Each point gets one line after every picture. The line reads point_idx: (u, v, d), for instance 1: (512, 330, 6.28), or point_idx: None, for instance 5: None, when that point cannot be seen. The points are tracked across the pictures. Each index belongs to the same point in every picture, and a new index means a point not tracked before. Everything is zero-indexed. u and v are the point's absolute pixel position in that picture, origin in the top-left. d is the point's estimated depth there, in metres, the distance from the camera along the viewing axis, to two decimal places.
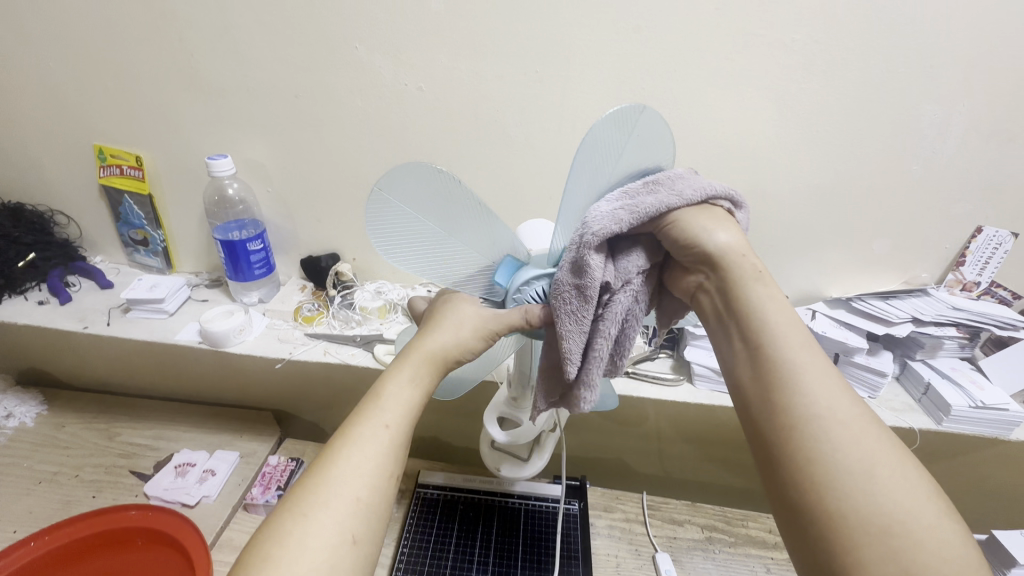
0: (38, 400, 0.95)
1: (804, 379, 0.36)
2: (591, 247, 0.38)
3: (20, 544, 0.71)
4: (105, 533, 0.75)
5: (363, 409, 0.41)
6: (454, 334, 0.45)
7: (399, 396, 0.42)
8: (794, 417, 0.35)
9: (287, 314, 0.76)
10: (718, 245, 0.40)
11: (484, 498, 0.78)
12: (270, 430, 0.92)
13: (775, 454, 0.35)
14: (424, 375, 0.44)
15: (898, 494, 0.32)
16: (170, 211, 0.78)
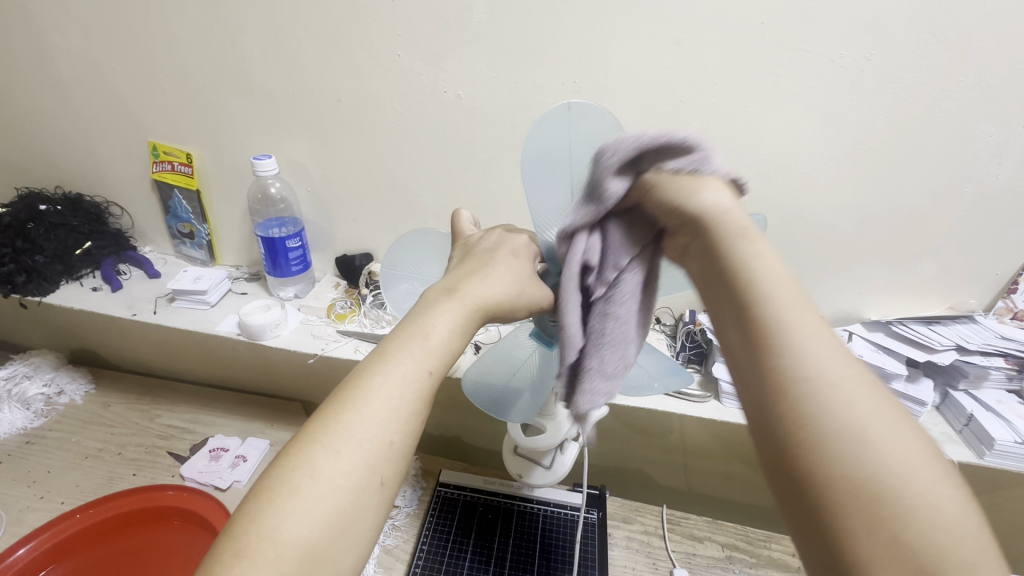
0: (87, 379, 1.01)
1: (765, 276, 0.32)
2: (611, 169, 0.37)
3: (67, 514, 0.76)
4: (144, 511, 0.80)
5: (405, 344, 0.40)
6: (498, 287, 0.43)
7: (444, 340, 0.41)
8: (754, 309, 0.31)
9: (320, 310, 0.77)
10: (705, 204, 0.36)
11: (503, 502, 0.79)
12: (299, 421, 0.95)
13: (744, 368, 0.31)
14: (472, 320, 0.42)
15: (839, 384, 0.28)
16: (215, 206, 0.81)
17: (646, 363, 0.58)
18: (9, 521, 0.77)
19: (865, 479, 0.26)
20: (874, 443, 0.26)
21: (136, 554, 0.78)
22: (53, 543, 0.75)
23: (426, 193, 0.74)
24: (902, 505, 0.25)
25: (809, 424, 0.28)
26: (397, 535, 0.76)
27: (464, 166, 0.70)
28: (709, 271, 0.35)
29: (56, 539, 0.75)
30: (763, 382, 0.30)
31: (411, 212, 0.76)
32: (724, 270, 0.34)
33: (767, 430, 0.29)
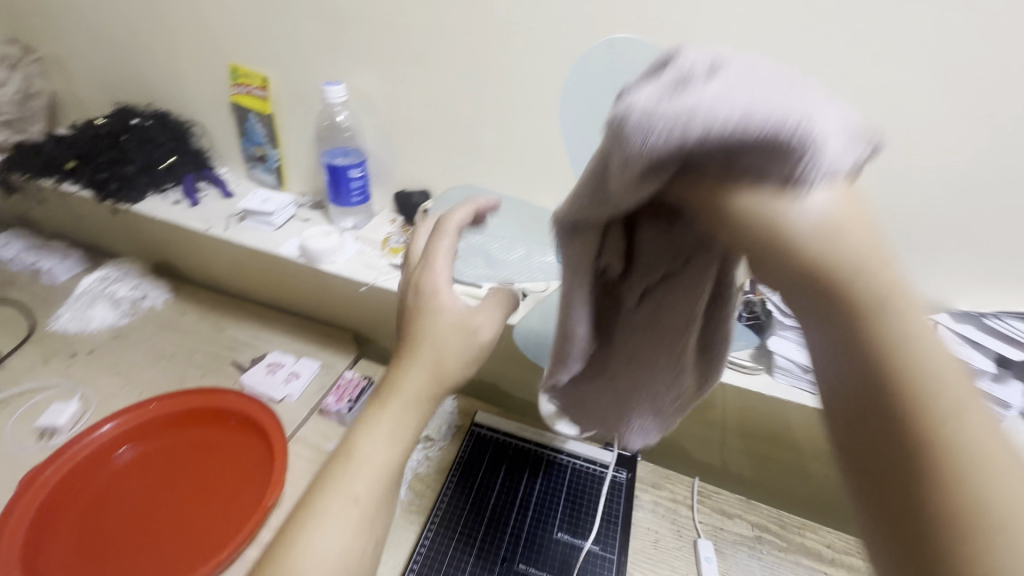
0: (166, 288, 1.11)
1: (911, 330, 0.25)
2: (641, 151, 0.26)
3: (140, 403, 0.81)
4: (207, 410, 0.83)
5: (335, 476, 0.42)
6: (439, 357, 0.43)
7: (375, 457, 0.42)
8: (893, 363, 0.25)
9: (376, 242, 0.79)
10: (818, 222, 0.26)
11: (534, 449, 0.80)
12: (349, 349, 1.00)
13: (869, 428, 0.25)
14: (407, 427, 0.43)
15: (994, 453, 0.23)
16: (286, 132, 0.83)
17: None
18: (99, 402, 0.87)
19: None
20: None
21: (196, 449, 0.81)
22: (124, 428, 0.80)
23: (488, 133, 0.72)
24: None
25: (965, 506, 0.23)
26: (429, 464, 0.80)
27: (529, 105, 0.68)
28: (828, 314, 0.27)
29: (128, 424, 0.80)
30: (890, 450, 0.24)
31: (471, 152, 0.75)
32: (849, 327, 0.26)
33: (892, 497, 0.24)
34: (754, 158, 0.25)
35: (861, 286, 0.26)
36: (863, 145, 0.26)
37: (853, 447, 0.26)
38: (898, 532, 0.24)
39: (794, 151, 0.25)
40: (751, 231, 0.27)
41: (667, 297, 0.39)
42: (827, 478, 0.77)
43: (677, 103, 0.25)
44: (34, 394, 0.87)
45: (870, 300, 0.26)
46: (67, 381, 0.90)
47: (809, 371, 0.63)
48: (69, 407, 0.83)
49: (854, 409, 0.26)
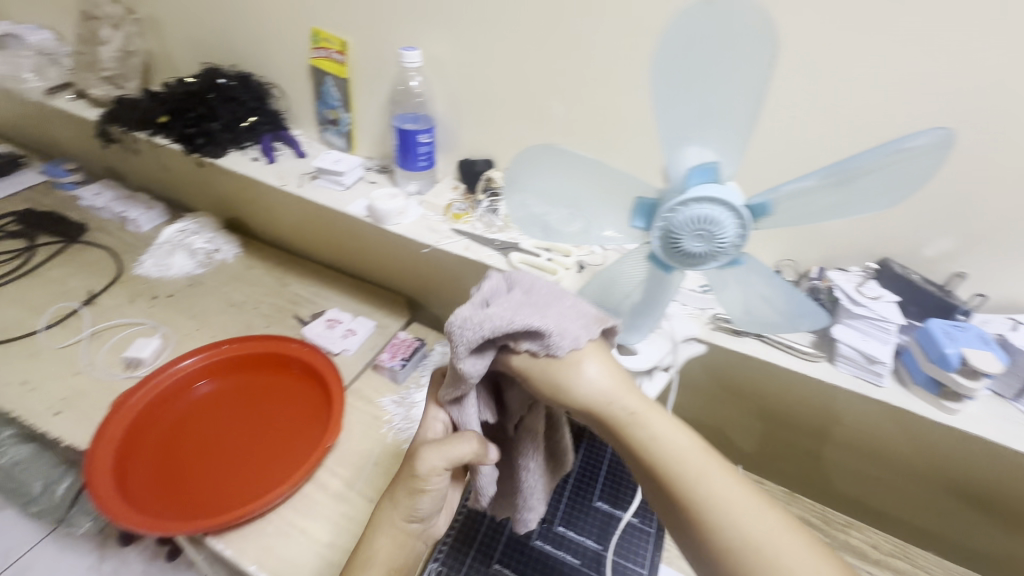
0: (235, 243, 1.17)
1: (660, 439, 0.48)
2: (463, 352, 0.48)
3: (215, 344, 0.86)
4: (273, 355, 0.88)
5: (356, 562, 0.55)
6: (394, 539, 0.56)
7: (378, 569, 0.54)
8: (653, 462, 0.48)
9: (437, 207, 0.81)
10: (601, 387, 0.51)
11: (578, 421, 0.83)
12: (401, 312, 1.04)
13: (664, 507, 0.47)
14: (383, 573, 0.54)
15: (718, 491, 0.45)
16: (359, 97, 0.86)
17: (771, 296, 0.56)
18: (177, 341, 0.94)
19: (748, 545, 0.43)
20: (744, 530, 0.43)
21: (262, 390, 0.86)
22: (199, 365, 0.85)
23: (556, 104, 0.72)
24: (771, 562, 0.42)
25: (711, 529, 0.44)
26: None
27: (600, 76, 0.67)
28: (619, 440, 0.50)
29: (203, 362, 0.86)
30: (676, 516, 0.46)
31: (538, 123, 0.75)
32: (631, 441, 0.49)
33: (689, 539, 0.45)
34: (526, 344, 0.50)
35: (626, 413, 0.50)
36: (567, 345, 0.50)
37: (662, 506, 0.48)
38: (695, 553, 0.45)
39: (544, 342, 0.49)
40: (546, 376, 0.50)
41: (524, 431, 0.58)
42: (879, 482, 0.74)
43: (486, 314, 0.48)
44: (122, 329, 0.95)
45: (630, 418, 0.50)
46: (149, 320, 0.97)
47: (874, 362, 0.61)
48: (152, 343, 0.90)
49: (657, 499, 0.48)
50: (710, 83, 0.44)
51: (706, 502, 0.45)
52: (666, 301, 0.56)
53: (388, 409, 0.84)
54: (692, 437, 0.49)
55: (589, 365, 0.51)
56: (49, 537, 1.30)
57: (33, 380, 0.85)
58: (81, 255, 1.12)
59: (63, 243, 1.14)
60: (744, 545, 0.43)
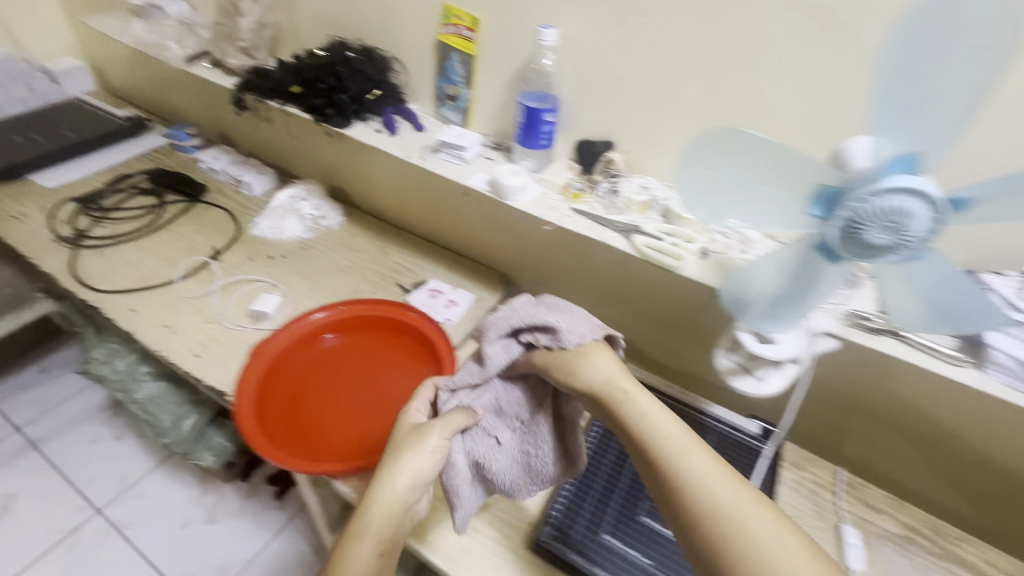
0: (339, 211, 1.24)
1: (645, 414, 0.57)
2: (495, 336, 0.66)
3: (336, 304, 0.92)
4: (385, 319, 0.92)
5: (358, 521, 0.59)
6: (395, 490, 0.61)
7: (382, 518, 0.59)
8: (639, 434, 0.56)
9: (556, 187, 0.82)
10: (597, 377, 0.61)
11: (678, 408, 0.84)
12: (497, 287, 1.08)
13: (649, 475, 0.54)
14: (383, 527, 0.59)
15: (695, 466, 0.52)
16: (482, 74, 0.87)
17: (932, 294, 0.54)
18: (294, 299, 1.01)
19: (720, 514, 0.48)
20: (715, 497, 0.49)
21: (375, 350, 0.91)
22: (318, 324, 0.91)
23: (693, 88, 0.71)
24: (739, 529, 0.47)
25: (687, 495, 0.50)
26: None
27: (747, 60, 0.66)
28: (612, 419, 0.59)
29: (322, 321, 0.91)
30: (657, 484, 0.53)
31: (668, 107, 0.74)
32: (619, 415, 0.58)
33: (669, 507, 0.51)
34: (545, 341, 0.65)
35: (620, 393, 0.59)
36: (579, 340, 0.64)
37: (643, 473, 0.55)
38: (674, 520, 0.51)
39: (557, 335, 0.64)
40: (556, 363, 0.63)
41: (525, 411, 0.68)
42: (1002, 493, 0.72)
43: (516, 316, 0.67)
44: (245, 285, 1.03)
45: (623, 398, 0.59)
46: (268, 278, 1.05)
47: None
48: (275, 299, 0.97)
49: (644, 470, 0.55)
50: (927, 74, 0.46)
51: (683, 473, 0.51)
52: (817, 293, 0.55)
53: None
54: (677, 421, 0.56)
55: (596, 359, 0.63)
56: (159, 468, 1.44)
57: (174, 325, 0.94)
58: (203, 213, 1.20)
59: (187, 202, 1.23)
60: (713, 511, 0.48)
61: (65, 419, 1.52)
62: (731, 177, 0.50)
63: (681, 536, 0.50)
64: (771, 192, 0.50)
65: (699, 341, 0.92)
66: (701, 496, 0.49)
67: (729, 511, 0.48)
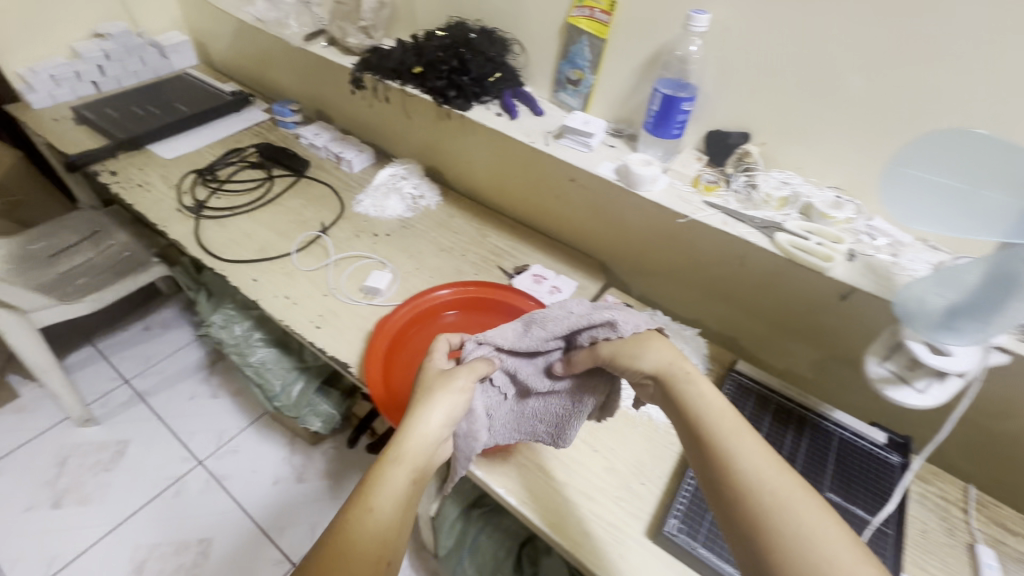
0: (437, 191, 1.25)
1: (700, 399, 0.60)
2: (550, 322, 0.72)
3: (462, 283, 0.95)
4: (500, 303, 0.95)
5: (391, 446, 0.63)
6: (428, 426, 0.66)
7: (415, 448, 0.64)
8: (694, 416, 0.59)
9: (685, 178, 0.80)
10: (649, 369, 0.65)
11: (798, 409, 0.81)
12: (597, 275, 1.07)
13: (699, 455, 0.57)
14: (416, 455, 0.64)
15: (746, 448, 0.55)
16: (611, 58, 0.85)
17: None
18: (401, 277, 1.04)
19: (763, 489, 0.51)
20: (761, 474, 0.52)
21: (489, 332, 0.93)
22: (436, 303, 0.94)
23: (856, 79, 0.67)
24: (776, 501, 0.50)
25: (739, 475, 0.53)
26: None
27: (929, 51, 0.61)
28: (668, 399, 0.63)
29: (438, 300, 0.95)
30: (707, 463, 0.56)
31: (822, 99, 0.70)
32: (676, 398, 0.62)
33: (716, 485, 0.54)
34: (599, 333, 0.69)
35: (679, 377, 0.63)
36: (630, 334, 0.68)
37: (693, 455, 0.58)
38: (720, 499, 0.53)
39: (614, 330, 0.69)
40: (609, 352, 0.68)
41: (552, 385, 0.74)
42: None
43: (579, 308, 0.73)
44: (355, 261, 1.06)
45: (683, 383, 0.63)
46: (376, 255, 1.08)
47: None
48: (386, 276, 1.00)
49: (692, 450, 0.58)
50: None
51: (736, 454, 0.54)
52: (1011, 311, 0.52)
53: None
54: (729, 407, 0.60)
55: (655, 346, 0.67)
56: (251, 427, 1.53)
57: (294, 296, 0.98)
58: (308, 189, 1.25)
59: (293, 177, 1.27)
60: (765, 492, 0.51)
61: (167, 374, 1.64)
62: (950, 187, 0.55)
63: (722, 512, 0.53)
64: (994, 199, 0.52)
65: (817, 342, 0.90)
66: (751, 478, 0.52)
67: (771, 486, 0.51)
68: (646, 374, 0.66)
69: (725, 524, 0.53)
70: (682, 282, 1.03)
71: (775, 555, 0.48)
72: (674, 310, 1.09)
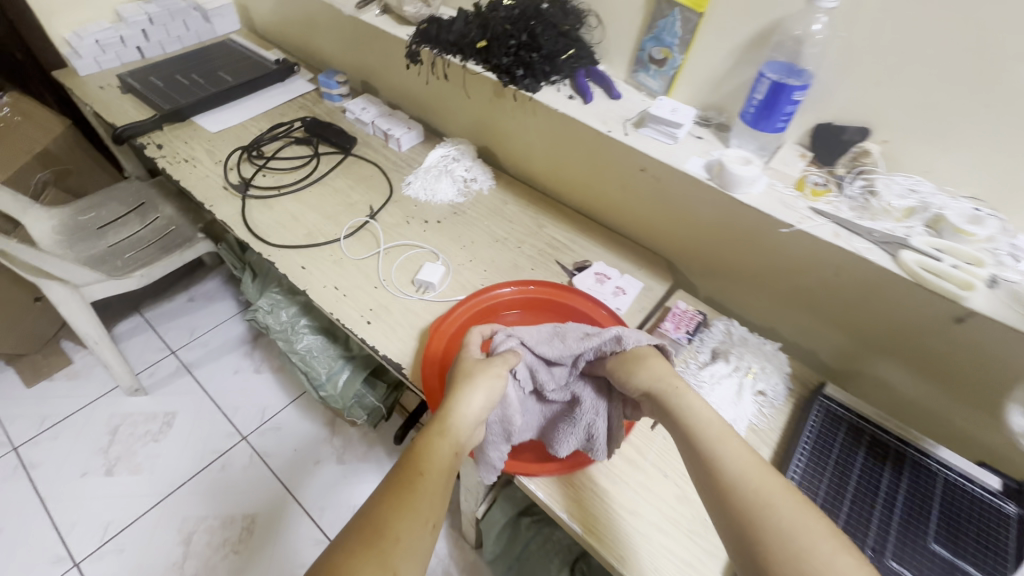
0: (490, 174, 1.17)
1: (683, 397, 0.64)
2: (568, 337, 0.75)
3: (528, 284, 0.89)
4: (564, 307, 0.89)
5: (436, 422, 0.66)
6: (470, 405, 0.68)
7: (459, 424, 0.66)
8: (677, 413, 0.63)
9: (788, 179, 0.71)
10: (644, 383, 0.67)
11: (894, 443, 0.72)
12: (663, 276, 0.99)
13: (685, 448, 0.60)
14: (460, 430, 0.66)
15: (728, 442, 0.58)
16: (705, 36, 0.74)
17: None
18: (454, 270, 0.98)
19: (750, 482, 0.53)
20: (745, 467, 0.55)
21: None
22: (495, 302, 0.89)
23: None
24: (765, 493, 0.52)
25: (721, 467, 0.55)
26: (764, 419, 0.79)
27: None
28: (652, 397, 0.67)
29: (498, 300, 0.89)
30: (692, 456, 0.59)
31: (973, 92, 0.59)
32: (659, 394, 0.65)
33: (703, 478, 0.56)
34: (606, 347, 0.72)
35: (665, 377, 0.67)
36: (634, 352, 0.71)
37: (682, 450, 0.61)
38: (707, 489, 0.56)
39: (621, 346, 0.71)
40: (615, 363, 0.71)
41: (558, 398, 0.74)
42: None
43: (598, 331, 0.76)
44: (405, 250, 1.01)
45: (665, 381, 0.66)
46: (426, 245, 1.02)
47: None
48: (439, 269, 0.94)
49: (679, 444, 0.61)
50: None
51: (718, 448, 0.57)
52: None
53: None
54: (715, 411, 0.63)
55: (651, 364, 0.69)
56: (293, 405, 1.53)
57: (343, 287, 0.94)
58: (355, 168, 1.18)
59: (339, 155, 1.21)
60: (749, 480, 0.53)
61: (211, 347, 1.65)
62: None
63: (711, 501, 0.55)
64: None
65: (917, 365, 0.80)
66: (734, 478, 0.54)
67: (757, 479, 0.53)
68: (638, 390, 0.67)
69: (724, 530, 0.53)
70: (760, 290, 0.94)
71: (766, 544, 0.48)
72: (744, 316, 1.01)
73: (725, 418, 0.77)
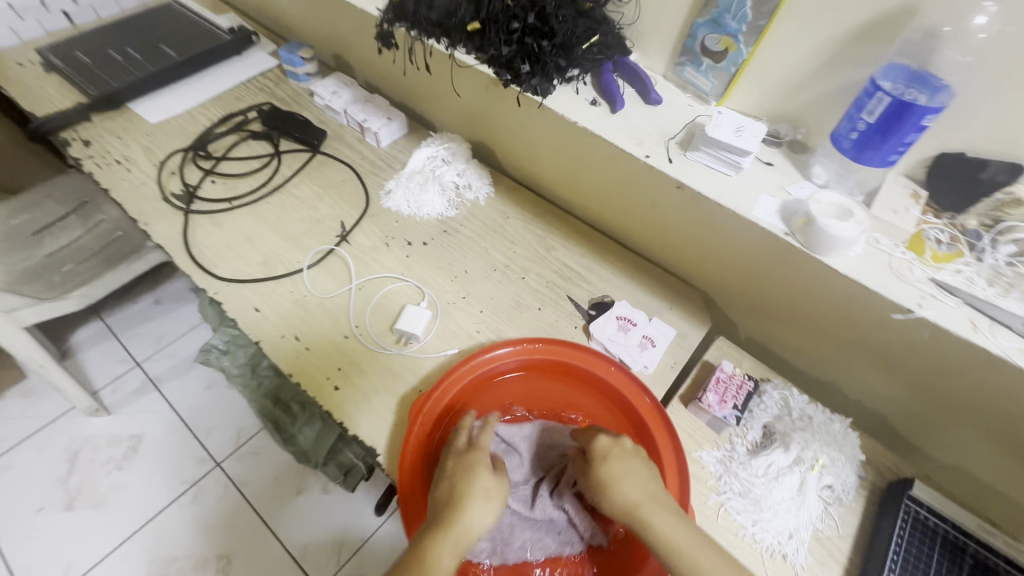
0: (488, 179, 0.96)
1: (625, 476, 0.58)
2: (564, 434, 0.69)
3: (525, 343, 0.73)
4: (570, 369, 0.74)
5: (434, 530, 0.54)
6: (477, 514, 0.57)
7: (462, 533, 0.55)
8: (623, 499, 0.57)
9: (902, 236, 0.55)
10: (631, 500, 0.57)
11: (1005, 569, 0.56)
12: (699, 317, 0.80)
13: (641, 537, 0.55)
14: (463, 539, 0.55)
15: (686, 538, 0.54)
16: (785, 24, 0.56)
17: None
18: (442, 312, 0.80)
19: None
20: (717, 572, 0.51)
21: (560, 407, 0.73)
22: (486, 369, 0.72)
23: None
24: None
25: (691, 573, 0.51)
26: (829, 523, 0.63)
27: None
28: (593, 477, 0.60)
29: (490, 365, 0.72)
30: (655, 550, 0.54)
31: None
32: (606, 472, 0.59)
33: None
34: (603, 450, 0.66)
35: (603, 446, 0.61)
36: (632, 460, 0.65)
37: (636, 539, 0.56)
38: None
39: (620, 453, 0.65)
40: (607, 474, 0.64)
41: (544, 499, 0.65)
42: None
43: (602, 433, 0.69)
44: (383, 285, 0.82)
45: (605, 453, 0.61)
46: (409, 277, 0.83)
47: None
48: (424, 316, 0.76)
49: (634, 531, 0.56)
50: None
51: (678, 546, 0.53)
52: None
53: (711, 470, 0.65)
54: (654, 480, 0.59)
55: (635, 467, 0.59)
56: None
57: (306, 338, 0.76)
58: (325, 172, 0.98)
59: (306, 154, 1.00)
60: None
61: (181, 358, 1.49)
62: None
63: None
64: None
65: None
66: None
67: None
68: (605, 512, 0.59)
69: None
70: (818, 340, 0.76)
71: None
72: (794, 363, 0.83)
73: (783, 527, 0.61)
